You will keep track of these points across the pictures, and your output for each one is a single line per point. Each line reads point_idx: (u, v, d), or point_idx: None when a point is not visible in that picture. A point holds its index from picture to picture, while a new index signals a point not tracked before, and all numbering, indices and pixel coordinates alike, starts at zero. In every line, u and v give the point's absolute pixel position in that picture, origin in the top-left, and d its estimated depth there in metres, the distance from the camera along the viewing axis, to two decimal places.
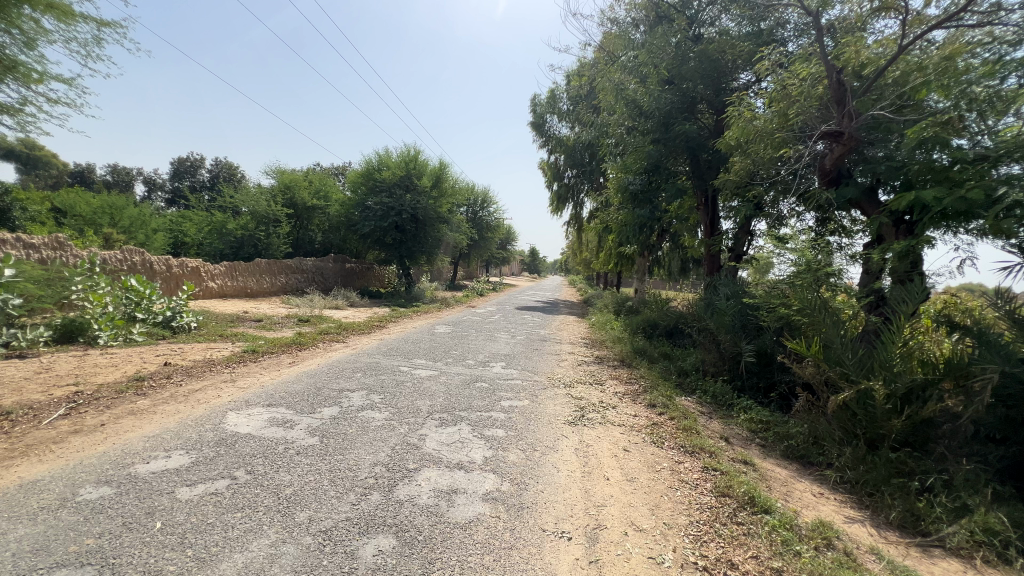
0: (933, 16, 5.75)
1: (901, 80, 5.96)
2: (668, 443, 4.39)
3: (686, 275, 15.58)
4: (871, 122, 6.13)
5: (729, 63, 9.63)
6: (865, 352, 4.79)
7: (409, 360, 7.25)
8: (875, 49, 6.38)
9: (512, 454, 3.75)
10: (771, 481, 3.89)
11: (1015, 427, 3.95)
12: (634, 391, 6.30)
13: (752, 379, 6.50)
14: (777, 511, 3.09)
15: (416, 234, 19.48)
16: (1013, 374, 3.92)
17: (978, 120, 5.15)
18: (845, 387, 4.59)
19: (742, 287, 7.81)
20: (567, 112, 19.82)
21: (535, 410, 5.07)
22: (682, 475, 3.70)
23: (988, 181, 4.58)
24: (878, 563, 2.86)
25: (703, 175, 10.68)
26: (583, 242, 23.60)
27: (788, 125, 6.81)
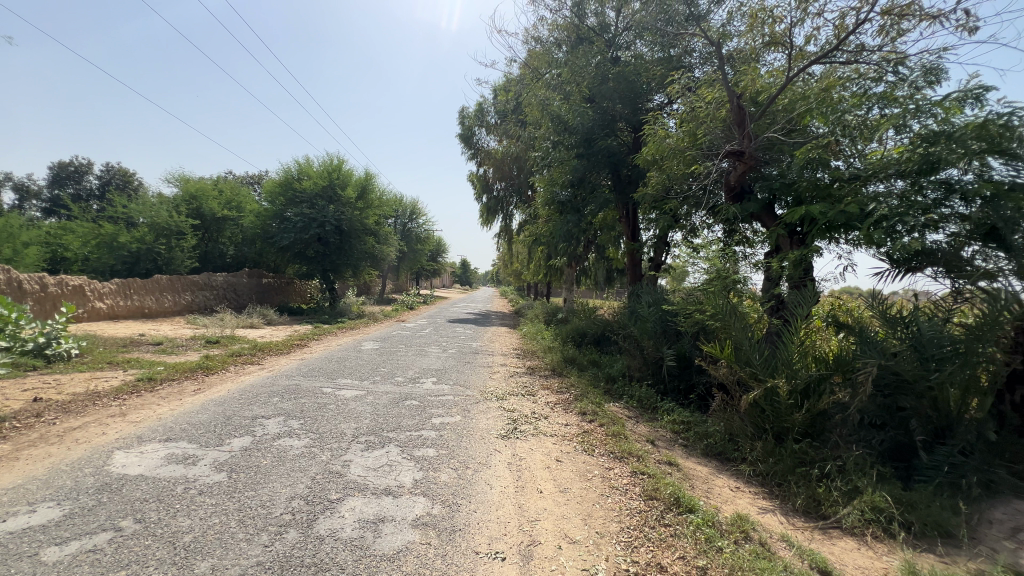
0: (812, 53, 6.53)
1: (789, 107, 6.68)
2: (599, 450, 4.48)
3: (610, 285, 16.28)
4: (766, 144, 6.79)
5: (644, 85, 10.27)
6: (769, 352, 5.22)
7: (332, 380, 6.84)
8: (767, 79, 7.10)
9: (443, 474, 3.62)
10: (693, 480, 4.10)
11: (892, 413, 4.47)
12: (565, 400, 6.41)
13: (673, 381, 6.87)
14: (700, 510, 3.24)
15: (340, 247, 18.63)
16: (888, 367, 4.45)
17: (851, 144, 5.93)
18: (754, 386, 4.97)
19: (662, 295, 8.27)
20: (495, 125, 20.13)
21: (467, 425, 4.97)
22: (613, 481, 3.78)
23: (861, 198, 5.25)
24: (789, 550, 3.08)
25: (624, 189, 11.15)
26: (513, 253, 23.93)
27: (697, 144, 7.41)
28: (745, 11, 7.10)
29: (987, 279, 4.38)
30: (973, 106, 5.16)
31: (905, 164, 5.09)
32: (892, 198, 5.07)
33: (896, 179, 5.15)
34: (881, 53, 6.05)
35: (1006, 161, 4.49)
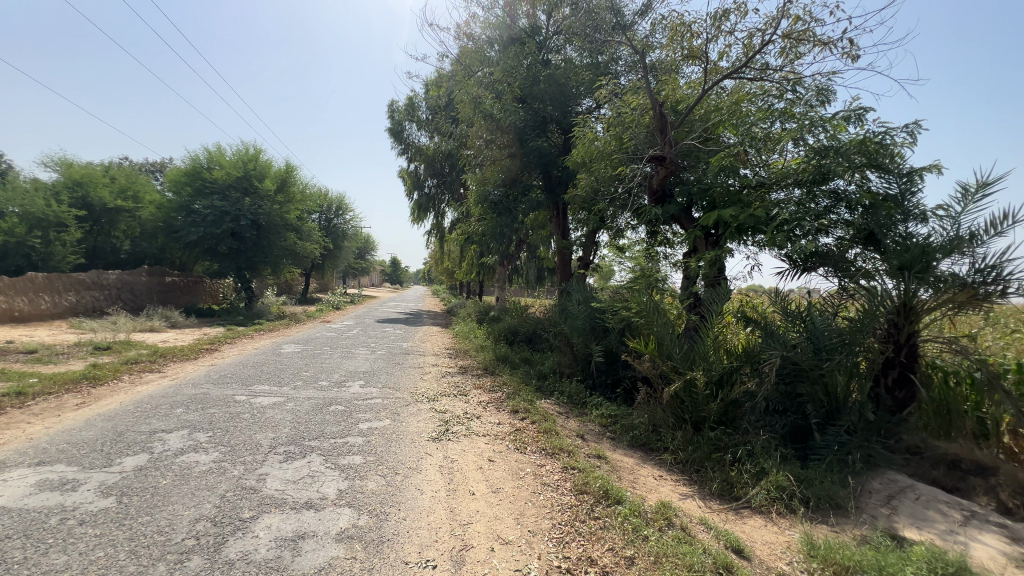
0: (724, 68, 7.05)
1: (704, 117, 7.16)
2: (531, 448, 4.51)
3: (541, 283, 16.59)
4: (684, 150, 7.21)
5: (573, 89, 10.51)
6: (689, 346, 5.54)
7: (247, 387, 6.31)
8: (685, 90, 7.55)
9: (370, 482, 3.45)
10: (620, 471, 4.24)
11: (792, 399, 4.92)
12: (498, 399, 6.40)
13: (601, 376, 7.10)
14: (628, 501, 3.36)
15: (257, 243, 17.25)
16: (789, 357, 4.88)
17: (756, 154, 6.45)
18: (674, 379, 5.26)
19: (591, 293, 8.53)
20: (426, 121, 19.77)
21: (397, 429, 4.79)
22: (544, 478, 3.81)
23: (766, 203, 5.75)
24: (707, 532, 3.27)
25: (554, 190, 11.31)
26: (445, 252, 23.62)
27: (624, 148, 7.70)
28: (666, 25, 7.50)
29: (866, 278, 4.92)
30: (855, 125, 5.83)
31: (801, 175, 5.64)
32: (790, 204, 5.59)
33: (794, 188, 5.71)
34: (782, 73, 6.67)
35: (881, 175, 5.13)
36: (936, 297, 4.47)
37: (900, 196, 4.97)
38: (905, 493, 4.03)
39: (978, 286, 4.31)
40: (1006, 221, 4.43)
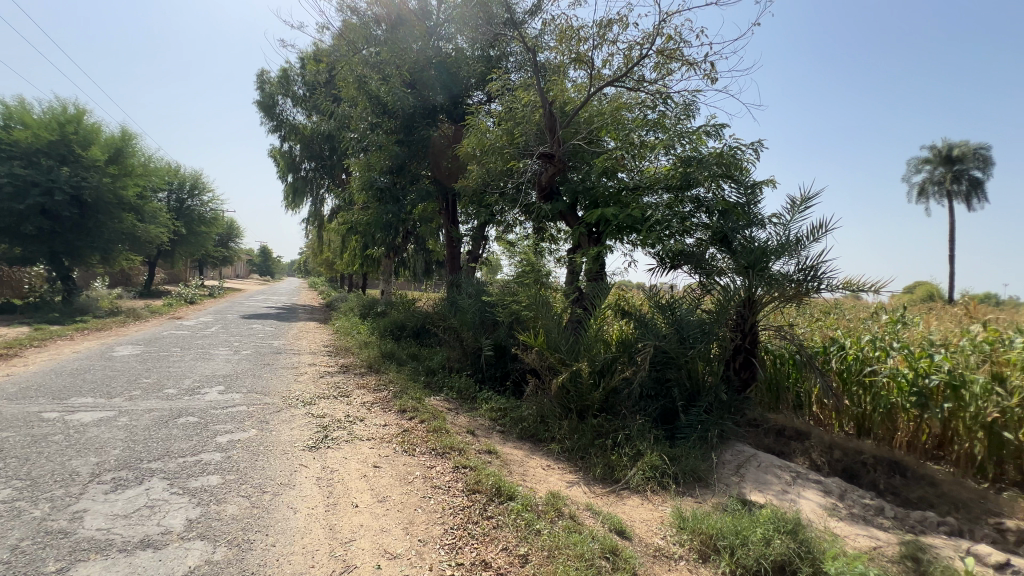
0: (607, 76, 7.44)
1: (589, 121, 7.51)
2: (420, 449, 4.30)
3: (429, 276, 16.22)
4: (570, 150, 7.47)
5: (464, 79, 10.30)
6: (574, 338, 5.77)
7: (62, 401, 5.08)
8: (572, 92, 7.83)
9: (231, 506, 2.96)
10: (511, 465, 4.26)
11: (661, 384, 5.39)
12: (383, 398, 6.03)
13: (490, 370, 7.10)
14: (520, 496, 3.35)
15: (80, 223, 14.15)
16: (660, 346, 5.33)
17: (631, 159, 6.95)
18: (561, 370, 5.43)
19: (481, 286, 8.49)
20: (303, 97, 18.01)
21: (265, 440, 4.22)
22: (434, 481, 3.65)
23: (641, 205, 6.22)
24: (593, 518, 3.40)
25: (444, 181, 11.01)
26: (325, 241, 21.89)
27: (514, 143, 7.81)
28: (555, 27, 7.68)
29: (719, 275, 5.54)
30: (714, 139, 6.56)
31: (670, 180, 6.20)
32: (661, 207, 6.12)
33: (663, 192, 6.27)
34: (656, 86, 7.24)
35: (732, 185, 5.86)
36: (771, 292, 5.21)
37: (747, 204, 5.71)
38: (750, 462, 4.63)
39: (803, 284, 5.09)
40: (822, 230, 5.34)
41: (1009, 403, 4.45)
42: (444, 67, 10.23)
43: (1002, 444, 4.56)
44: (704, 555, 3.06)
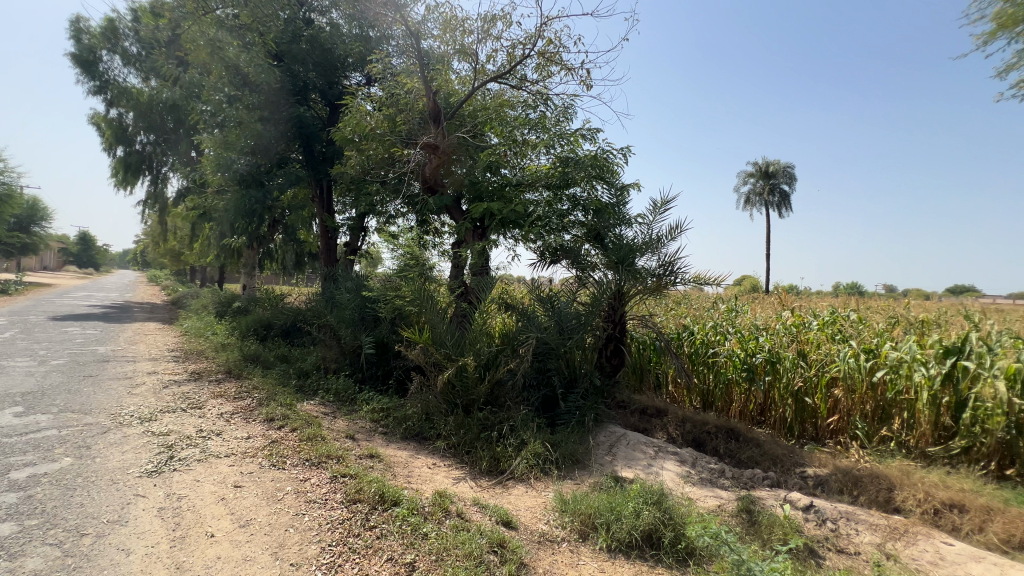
0: (491, 71, 7.47)
1: (473, 115, 7.50)
2: (291, 461, 3.90)
3: (301, 270, 14.88)
4: (455, 143, 7.31)
5: (340, 58, 9.56)
6: (459, 333, 5.74)
7: None
8: (456, 85, 7.73)
9: (35, 560, 2.37)
10: (395, 468, 4.08)
11: (542, 374, 5.61)
12: (246, 407, 5.36)
13: (371, 369, 6.72)
14: (405, 500, 3.22)
15: None
16: (542, 338, 5.53)
17: (514, 156, 7.10)
18: (446, 366, 5.35)
19: (361, 280, 8.00)
20: (137, 57, 15.19)
21: (86, 470, 3.47)
22: (309, 495, 3.33)
23: (523, 201, 6.39)
24: (480, 512, 3.41)
25: (317, 168, 10.02)
26: (169, 228, 18.81)
27: (396, 131, 7.48)
28: (439, 15, 7.49)
29: (592, 269, 5.92)
30: (589, 142, 7.00)
31: (550, 179, 6.47)
32: (542, 204, 6.35)
33: (543, 190, 6.54)
34: (537, 87, 7.47)
35: (604, 186, 6.32)
36: (636, 285, 5.72)
37: (617, 204, 6.20)
38: (620, 441, 5.05)
39: (663, 278, 5.66)
40: (677, 230, 6.02)
41: (808, 373, 5.59)
42: (317, 42, 9.40)
43: (804, 407, 5.69)
44: (583, 534, 3.24)
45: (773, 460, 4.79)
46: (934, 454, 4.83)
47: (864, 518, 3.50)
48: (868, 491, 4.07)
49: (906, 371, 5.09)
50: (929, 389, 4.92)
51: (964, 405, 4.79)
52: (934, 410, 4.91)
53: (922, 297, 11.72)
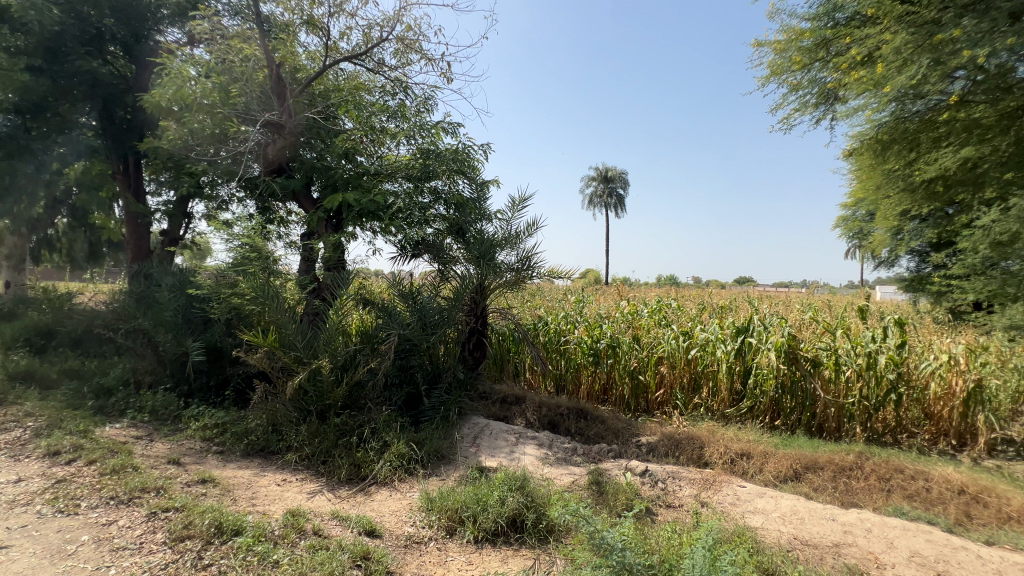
0: (345, 50, 6.93)
1: (324, 95, 6.90)
2: (89, 502, 3.15)
3: (99, 263, 12.11)
4: (306, 125, 6.61)
5: (150, 7, 7.93)
6: (312, 334, 5.27)
7: None
8: (304, 59, 7.01)
9: None
10: (235, 491, 3.58)
11: (405, 371, 5.46)
12: (16, 440, 4.17)
13: (201, 380, 5.80)
14: (249, 527, 2.84)
15: None
16: (404, 335, 5.36)
17: (370, 143, 6.69)
18: (297, 370, 4.85)
19: (185, 274, 6.75)
20: None
21: None
22: (116, 540, 2.73)
23: (382, 191, 6.09)
24: (340, 525, 3.18)
25: (121, 138, 8.29)
26: None
27: (230, 103, 6.50)
28: None
29: (454, 264, 5.94)
30: (450, 136, 6.98)
31: (410, 171, 6.29)
32: (402, 196, 6.13)
33: (403, 181, 6.33)
34: (396, 74, 7.17)
35: (465, 181, 6.37)
36: (497, 278, 5.90)
37: (477, 199, 6.30)
38: (483, 432, 5.15)
39: (521, 271, 5.94)
40: (534, 227, 6.37)
41: (641, 354, 6.39)
42: None
43: (639, 385, 6.46)
44: (451, 529, 3.25)
45: (615, 433, 5.39)
46: (729, 414, 5.98)
47: (685, 475, 4.15)
48: (687, 452, 4.82)
49: (712, 347, 6.17)
50: (726, 359, 6.05)
51: (749, 372, 5.99)
52: (729, 379, 6.06)
53: (720, 286, 14.35)
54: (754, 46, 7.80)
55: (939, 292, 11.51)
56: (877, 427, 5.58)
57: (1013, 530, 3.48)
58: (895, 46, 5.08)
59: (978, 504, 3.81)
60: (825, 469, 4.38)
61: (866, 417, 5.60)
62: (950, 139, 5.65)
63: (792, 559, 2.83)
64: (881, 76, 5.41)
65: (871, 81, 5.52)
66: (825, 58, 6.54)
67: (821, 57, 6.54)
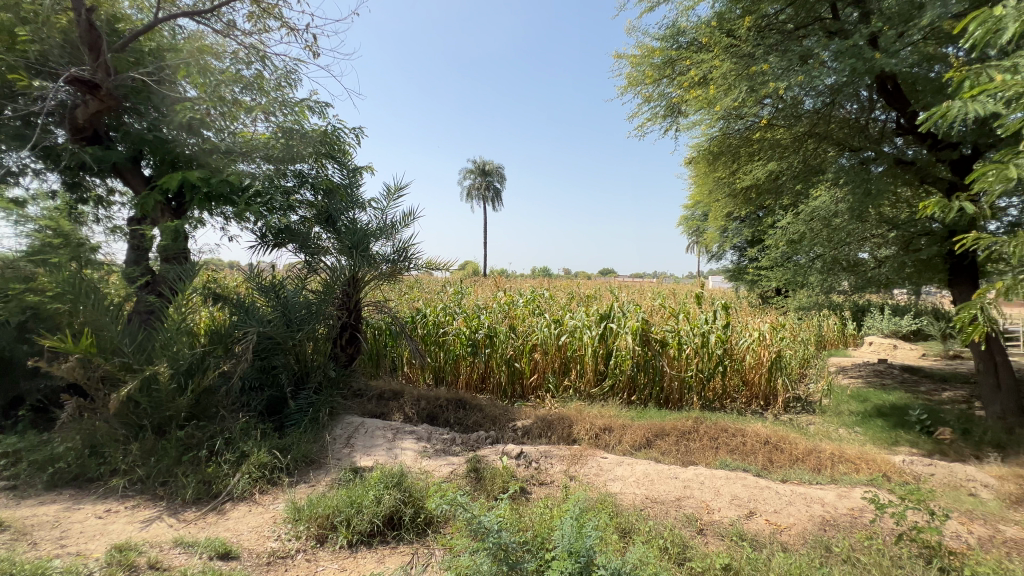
0: (183, 3, 5.93)
1: (155, 54, 5.75)
2: None
3: None
4: (131, 87, 5.48)
5: None
6: (145, 337, 4.50)
7: None
8: (127, 8, 5.85)
9: None
10: (35, 533, 2.91)
11: (266, 372, 4.95)
12: None
13: None
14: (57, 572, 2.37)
15: None
16: (264, 333, 4.82)
17: (220, 116, 5.67)
18: (124, 379, 4.08)
19: None
20: None
21: None
22: None
23: (235, 171, 5.27)
24: (185, 553, 2.79)
25: None
26: None
27: (16, 51, 5.12)
28: None
29: (324, 254, 5.52)
30: (318, 115, 6.43)
31: (270, 150, 5.54)
32: (260, 177, 5.37)
33: (262, 162, 5.59)
34: (251, 40, 6.36)
35: (335, 165, 5.90)
36: (371, 270, 5.64)
37: (349, 186, 5.90)
38: (358, 431, 4.90)
39: (397, 263, 5.74)
40: (410, 217, 6.20)
41: (517, 342, 6.67)
42: None
43: (514, 371, 6.72)
44: (322, 537, 3.05)
45: (493, 420, 5.54)
46: (594, 393, 6.56)
47: (556, 453, 4.45)
48: (558, 431, 5.17)
49: (579, 333, 6.68)
50: (592, 343, 6.61)
51: (611, 354, 6.65)
52: (594, 361, 6.64)
53: (586, 277, 15.61)
54: (615, 57, 8.58)
55: (752, 280, 14.02)
56: (708, 396, 6.60)
57: (800, 468, 4.41)
58: (723, 72, 5.99)
59: (776, 450, 4.74)
60: (670, 435, 5.06)
61: (701, 387, 6.59)
62: (765, 155, 6.84)
63: (643, 516, 3.22)
64: (711, 97, 6.33)
65: (705, 100, 6.43)
66: (670, 76, 7.43)
67: (668, 74, 7.39)
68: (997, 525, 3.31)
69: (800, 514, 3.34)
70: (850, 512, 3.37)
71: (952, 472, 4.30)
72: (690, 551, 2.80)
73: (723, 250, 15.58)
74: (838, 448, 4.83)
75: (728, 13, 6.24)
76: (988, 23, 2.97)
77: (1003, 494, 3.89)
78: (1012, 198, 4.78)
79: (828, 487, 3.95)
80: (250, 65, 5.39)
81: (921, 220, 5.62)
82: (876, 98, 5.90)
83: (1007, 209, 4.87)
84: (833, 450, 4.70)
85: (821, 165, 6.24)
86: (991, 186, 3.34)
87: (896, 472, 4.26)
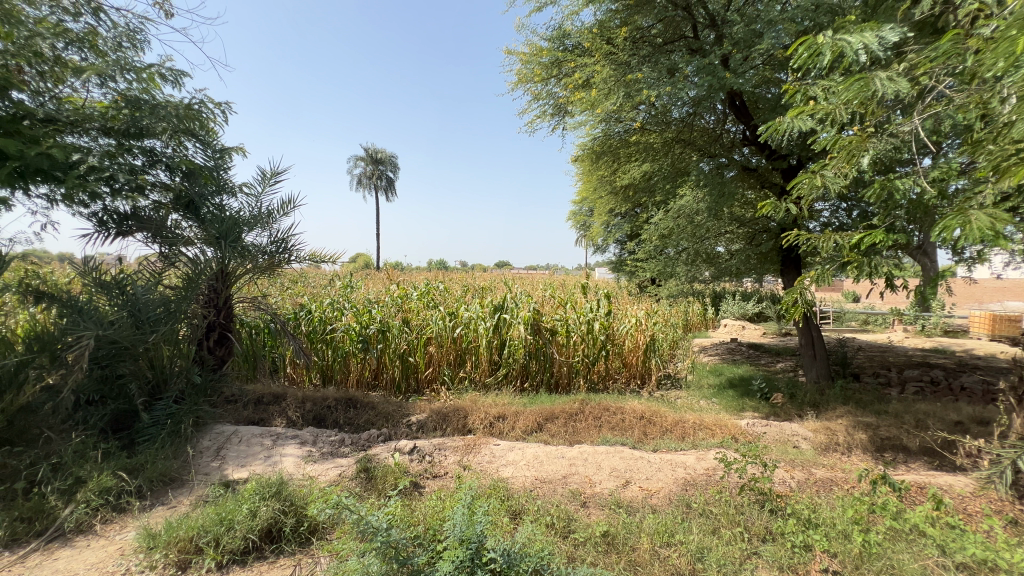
0: None
1: None
2: None
3: None
4: None
5: None
6: None
7: None
8: None
9: None
10: None
11: (109, 383, 4.20)
12: None
13: None
14: None
15: None
16: (106, 337, 4.06)
17: (35, 76, 4.22)
18: None
19: None
20: None
21: None
22: None
23: (58, 142, 4.07)
24: None
25: None
26: None
27: None
28: None
29: (185, 245, 4.83)
30: (172, 85, 5.55)
31: (108, 121, 4.51)
32: (96, 152, 4.32)
33: (96, 135, 4.46)
34: None
35: (196, 144, 5.11)
36: (244, 263, 5.09)
37: (214, 169, 5.20)
38: (230, 440, 4.42)
39: (276, 255, 5.26)
40: (289, 206, 5.70)
41: (410, 336, 6.51)
42: None
43: (409, 365, 6.59)
44: (184, 563, 2.71)
45: (386, 417, 5.37)
46: (489, 382, 6.69)
47: (449, 445, 4.47)
48: (453, 423, 5.19)
49: (474, 325, 6.73)
50: (486, 334, 6.72)
51: (504, 344, 6.81)
52: (489, 351, 6.76)
53: (483, 269, 15.83)
54: (505, 53, 8.74)
55: (631, 272, 15.36)
56: (593, 378, 7.10)
57: (668, 437, 4.96)
58: (604, 76, 6.41)
59: (649, 423, 5.27)
60: (559, 418, 5.36)
61: (587, 371, 7.07)
62: (640, 155, 7.54)
63: (532, 497, 3.37)
64: (594, 99, 6.79)
65: (589, 102, 6.88)
66: (557, 76, 7.81)
67: (555, 74, 7.78)
68: (810, 469, 4.05)
69: (667, 478, 3.77)
70: (706, 471, 3.88)
71: (781, 430, 5.17)
72: (573, 523, 3.01)
73: (606, 243, 16.87)
74: (698, 417, 5.51)
75: (609, 22, 6.69)
76: (811, 49, 3.56)
77: (816, 444, 4.79)
78: (824, 203, 5.83)
79: (690, 451, 4.51)
80: (78, 18, 4.46)
81: (762, 219, 6.58)
82: (728, 112, 6.77)
83: (821, 211, 5.93)
84: (694, 419, 5.35)
85: (687, 168, 6.97)
86: (807, 192, 4.04)
87: (741, 434, 5.00)
